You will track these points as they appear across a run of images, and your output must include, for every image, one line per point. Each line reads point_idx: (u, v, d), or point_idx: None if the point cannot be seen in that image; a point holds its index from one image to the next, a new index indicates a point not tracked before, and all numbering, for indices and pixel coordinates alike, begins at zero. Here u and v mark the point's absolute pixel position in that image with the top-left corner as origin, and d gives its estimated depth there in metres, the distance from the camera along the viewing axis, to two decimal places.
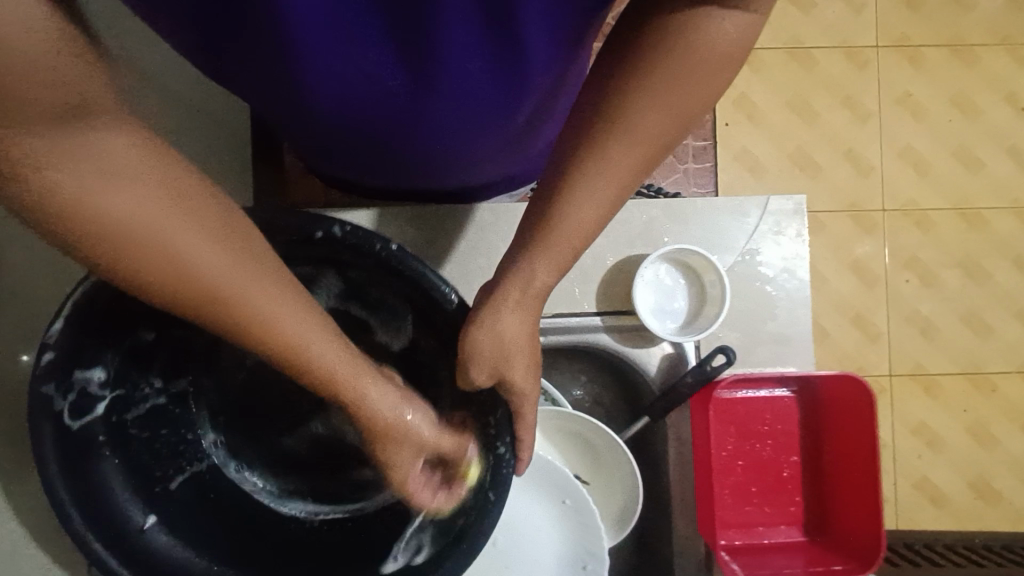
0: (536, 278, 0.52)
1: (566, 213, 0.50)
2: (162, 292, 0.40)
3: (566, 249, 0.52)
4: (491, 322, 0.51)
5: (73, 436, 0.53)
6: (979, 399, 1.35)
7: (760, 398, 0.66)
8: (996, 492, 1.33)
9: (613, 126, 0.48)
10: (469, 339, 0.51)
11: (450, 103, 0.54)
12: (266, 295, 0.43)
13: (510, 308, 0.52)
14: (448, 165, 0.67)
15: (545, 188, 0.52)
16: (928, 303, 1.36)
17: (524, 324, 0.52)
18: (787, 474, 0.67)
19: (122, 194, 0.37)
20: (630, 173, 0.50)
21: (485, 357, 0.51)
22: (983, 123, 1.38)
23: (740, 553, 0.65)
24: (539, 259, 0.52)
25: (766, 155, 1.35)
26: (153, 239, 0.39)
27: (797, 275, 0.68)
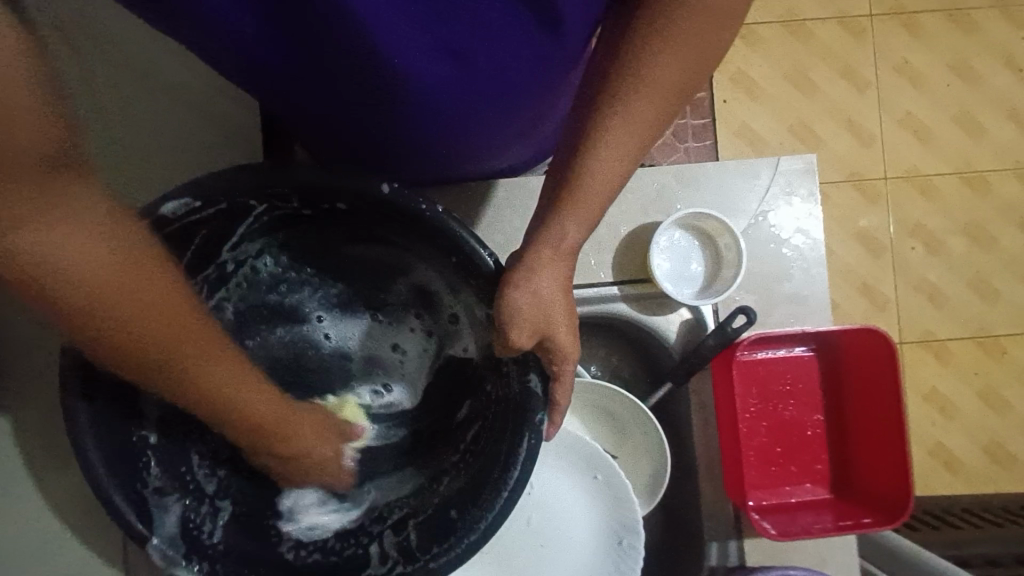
0: (568, 236, 0.53)
1: (592, 172, 0.51)
2: (135, 339, 0.40)
3: (595, 206, 0.53)
4: (527, 283, 0.51)
5: (109, 405, 0.54)
6: (990, 363, 1.35)
7: (779, 358, 0.67)
8: (1010, 454, 1.34)
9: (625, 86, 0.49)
10: (508, 299, 0.51)
11: (466, 95, 0.53)
12: (191, 323, 0.42)
13: (541, 272, 0.52)
14: (460, 162, 0.65)
15: (568, 153, 0.53)
16: (935, 270, 1.36)
17: (557, 282, 0.53)
18: (811, 433, 0.68)
19: (66, 246, 0.35)
20: (649, 125, 0.50)
21: (528, 318, 0.51)
22: (982, 87, 1.38)
23: (768, 512, 0.65)
24: (568, 218, 0.52)
25: (766, 129, 1.35)
26: (90, 293, 0.37)
27: (811, 235, 0.68)
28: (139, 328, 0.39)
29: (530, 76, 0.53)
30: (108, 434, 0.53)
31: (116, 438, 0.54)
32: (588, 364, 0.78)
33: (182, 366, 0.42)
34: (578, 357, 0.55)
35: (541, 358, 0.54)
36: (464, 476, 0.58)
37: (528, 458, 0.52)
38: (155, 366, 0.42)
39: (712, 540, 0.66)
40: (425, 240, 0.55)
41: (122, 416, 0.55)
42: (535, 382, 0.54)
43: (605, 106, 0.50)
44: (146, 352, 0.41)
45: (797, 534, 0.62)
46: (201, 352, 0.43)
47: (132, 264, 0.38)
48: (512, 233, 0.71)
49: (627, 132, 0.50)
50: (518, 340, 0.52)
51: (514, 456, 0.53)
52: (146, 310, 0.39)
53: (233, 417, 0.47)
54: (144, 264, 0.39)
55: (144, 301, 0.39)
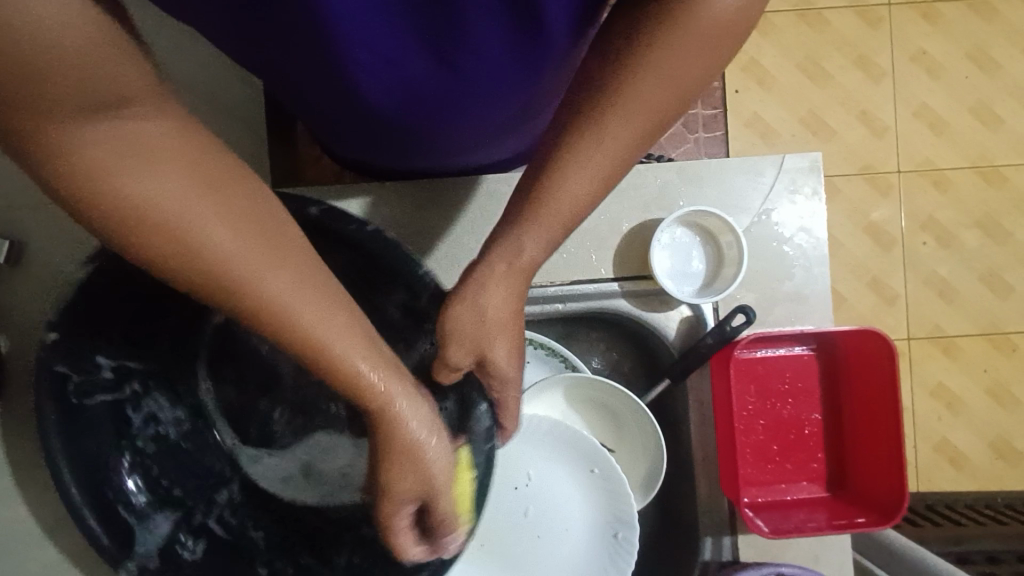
0: (524, 252, 0.53)
1: (562, 185, 0.51)
2: (156, 256, 0.39)
3: (560, 223, 0.52)
4: (471, 299, 0.52)
5: (83, 429, 0.56)
6: (999, 359, 1.34)
7: (778, 357, 0.67)
8: (1017, 452, 1.33)
9: (613, 100, 0.48)
10: (450, 317, 0.51)
11: (457, 88, 0.54)
12: (255, 258, 0.40)
13: (489, 287, 0.52)
14: (432, 153, 0.66)
15: (544, 160, 0.52)
16: (946, 265, 1.35)
17: (505, 297, 0.53)
18: (808, 431, 0.68)
19: (145, 175, 0.37)
20: (627, 146, 0.50)
21: (468, 336, 0.51)
22: (1001, 77, 1.35)
23: (762, 509, 0.66)
24: (528, 232, 0.52)
25: (777, 120, 1.33)
26: (141, 210, 0.37)
27: (813, 234, 0.67)
28: (161, 258, 0.39)
29: (526, 75, 0.54)
30: (81, 456, 0.55)
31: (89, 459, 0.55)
32: (587, 358, 0.78)
33: (229, 284, 0.40)
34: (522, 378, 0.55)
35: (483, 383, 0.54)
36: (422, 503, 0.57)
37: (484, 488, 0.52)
38: (214, 289, 0.40)
39: (707, 536, 0.67)
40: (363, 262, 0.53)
41: (95, 438, 0.57)
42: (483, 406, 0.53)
43: (587, 117, 0.49)
44: (204, 281, 0.40)
45: (790, 531, 0.63)
46: (270, 264, 0.41)
47: (209, 177, 0.39)
48: None
49: (611, 142, 0.49)
50: (454, 360, 0.52)
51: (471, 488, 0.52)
52: (218, 223, 0.39)
53: (329, 365, 0.44)
54: (221, 167, 0.40)
55: (193, 208, 0.38)
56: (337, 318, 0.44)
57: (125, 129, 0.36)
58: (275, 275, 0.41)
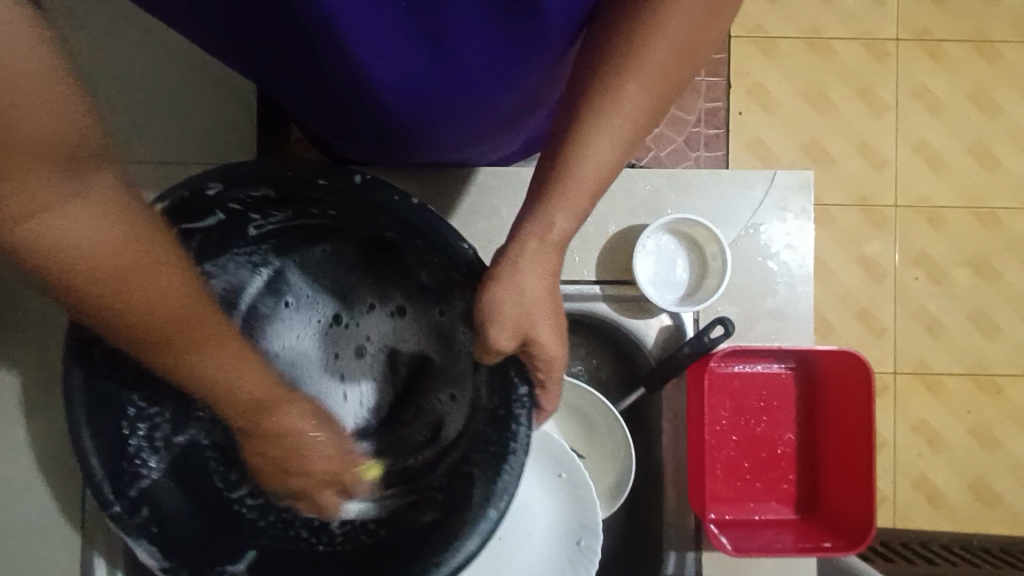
0: (555, 225, 0.51)
1: (583, 156, 0.49)
2: (118, 312, 0.38)
3: (584, 196, 0.51)
4: (508, 278, 0.50)
5: (108, 400, 0.55)
6: (983, 400, 1.33)
7: (755, 373, 0.66)
8: (996, 494, 1.32)
9: (620, 69, 0.47)
10: (489, 294, 0.50)
11: (473, 75, 0.52)
12: (184, 300, 0.40)
13: (530, 266, 0.51)
14: (431, 147, 0.64)
15: (558, 139, 0.51)
16: (936, 302, 1.34)
17: (540, 280, 0.52)
18: (781, 451, 0.67)
19: (79, 221, 0.34)
20: (642, 113, 0.49)
21: (511, 319, 0.50)
22: (1001, 119, 1.36)
23: (729, 527, 0.65)
24: (558, 208, 0.51)
25: (778, 145, 1.33)
26: (72, 260, 0.35)
27: (801, 252, 0.67)
28: (119, 308, 0.38)
29: (532, 65, 0.53)
30: (105, 433, 0.54)
31: (118, 441, 0.55)
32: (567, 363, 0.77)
33: (183, 349, 0.42)
34: (565, 357, 0.54)
35: (525, 364, 0.53)
36: (448, 488, 0.56)
37: (524, 445, 0.52)
38: (145, 334, 0.40)
39: (671, 549, 0.66)
40: (398, 227, 0.54)
41: (114, 406, 0.56)
42: (523, 391, 0.53)
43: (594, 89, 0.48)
44: (136, 329, 0.39)
45: (754, 551, 0.61)
46: (214, 338, 0.43)
47: (134, 256, 0.37)
48: (499, 223, 0.70)
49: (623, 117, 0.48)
50: (496, 341, 0.50)
51: (497, 470, 0.52)
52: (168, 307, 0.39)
53: (232, 390, 0.45)
54: (161, 252, 0.38)
55: (140, 268, 0.37)
56: (233, 350, 0.44)
57: (94, 224, 0.35)
58: (218, 351, 0.43)
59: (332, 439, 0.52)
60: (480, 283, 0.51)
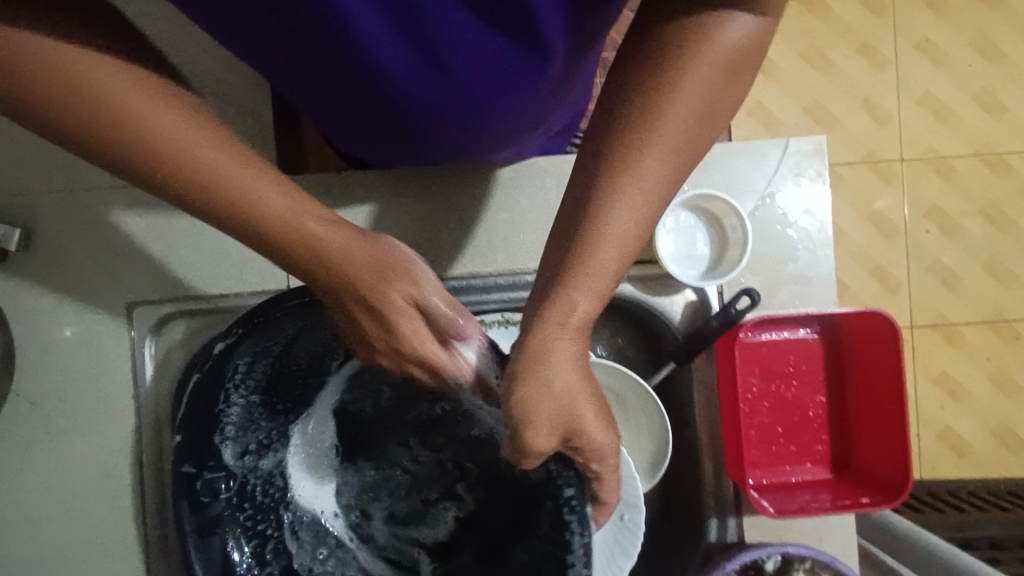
0: (577, 308, 0.46)
1: (606, 225, 0.46)
2: (138, 160, 0.42)
3: (606, 274, 0.47)
4: (539, 375, 0.45)
5: (210, 528, 0.54)
6: (1002, 348, 1.34)
7: (782, 339, 0.68)
8: (1020, 439, 1.33)
9: (640, 129, 0.45)
10: (519, 397, 0.45)
11: (493, 76, 0.53)
12: (188, 133, 0.42)
13: (563, 361, 0.46)
14: (452, 149, 0.65)
15: (577, 199, 0.48)
16: (950, 254, 1.35)
17: (573, 368, 0.47)
18: (812, 413, 0.69)
19: (111, 71, 0.40)
20: (662, 181, 0.47)
21: (547, 417, 0.45)
22: (1004, 65, 1.35)
23: (767, 490, 0.66)
24: (579, 289, 0.46)
25: (780, 108, 1.33)
26: (111, 115, 0.40)
27: (819, 218, 0.68)
28: (143, 162, 0.42)
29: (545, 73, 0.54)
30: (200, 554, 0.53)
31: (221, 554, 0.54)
32: (594, 345, 0.78)
33: (175, 177, 0.42)
34: (617, 443, 0.49)
35: (571, 461, 0.49)
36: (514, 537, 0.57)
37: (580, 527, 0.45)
38: (155, 170, 0.42)
39: (712, 518, 0.68)
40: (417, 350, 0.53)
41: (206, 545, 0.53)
42: (569, 493, 0.47)
43: (614, 149, 0.46)
44: (148, 167, 0.42)
45: (795, 512, 0.63)
46: (212, 139, 0.43)
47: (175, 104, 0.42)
48: (518, 213, 0.71)
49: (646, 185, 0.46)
50: (438, 357, 0.47)
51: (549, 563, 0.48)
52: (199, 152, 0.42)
53: (251, 223, 0.44)
54: (183, 106, 0.43)
55: (154, 112, 0.41)
56: (267, 184, 0.44)
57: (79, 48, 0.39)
58: (262, 187, 0.43)
59: (424, 300, 0.46)
60: (506, 377, 0.46)
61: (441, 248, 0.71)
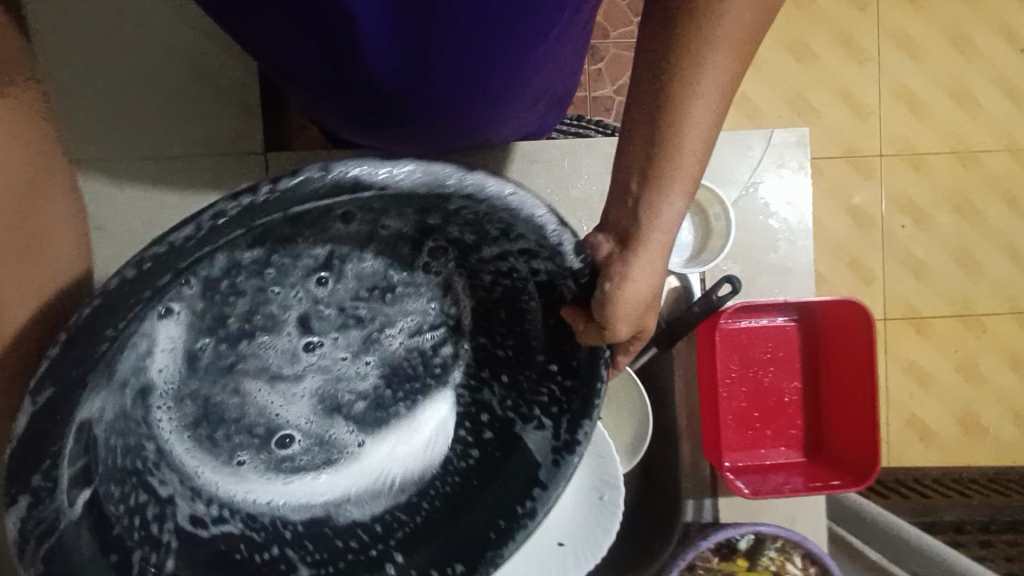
0: (667, 209, 0.47)
1: (683, 129, 0.45)
2: None
3: (691, 169, 0.47)
4: (631, 277, 0.47)
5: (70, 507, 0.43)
6: (970, 339, 1.39)
7: (760, 326, 0.69)
8: (984, 428, 1.38)
9: (711, 27, 0.42)
10: (619, 301, 0.46)
11: (482, 54, 0.53)
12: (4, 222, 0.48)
13: (640, 262, 0.47)
14: (454, 135, 0.65)
15: (647, 99, 0.45)
16: (923, 247, 1.38)
17: (655, 266, 0.48)
18: (788, 398, 0.71)
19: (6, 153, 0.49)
20: (734, 72, 0.44)
21: (637, 310, 0.47)
22: (980, 61, 1.38)
23: (743, 472, 0.69)
24: (669, 189, 0.47)
25: (763, 100, 1.35)
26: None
27: (799, 208, 0.69)
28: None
29: (532, 50, 0.55)
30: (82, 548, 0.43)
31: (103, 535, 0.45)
32: None
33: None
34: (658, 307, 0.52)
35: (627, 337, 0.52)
36: (528, 441, 0.54)
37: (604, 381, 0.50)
38: None
39: (688, 498, 0.70)
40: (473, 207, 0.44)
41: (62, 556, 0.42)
42: (608, 353, 0.51)
43: (686, 48, 0.43)
44: None
45: (768, 493, 0.65)
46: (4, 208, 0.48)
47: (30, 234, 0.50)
48: None
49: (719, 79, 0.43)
50: None
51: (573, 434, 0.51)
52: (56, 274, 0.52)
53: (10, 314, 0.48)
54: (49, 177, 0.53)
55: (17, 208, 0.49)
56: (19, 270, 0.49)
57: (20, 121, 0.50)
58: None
59: None
60: (601, 287, 0.47)
61: None
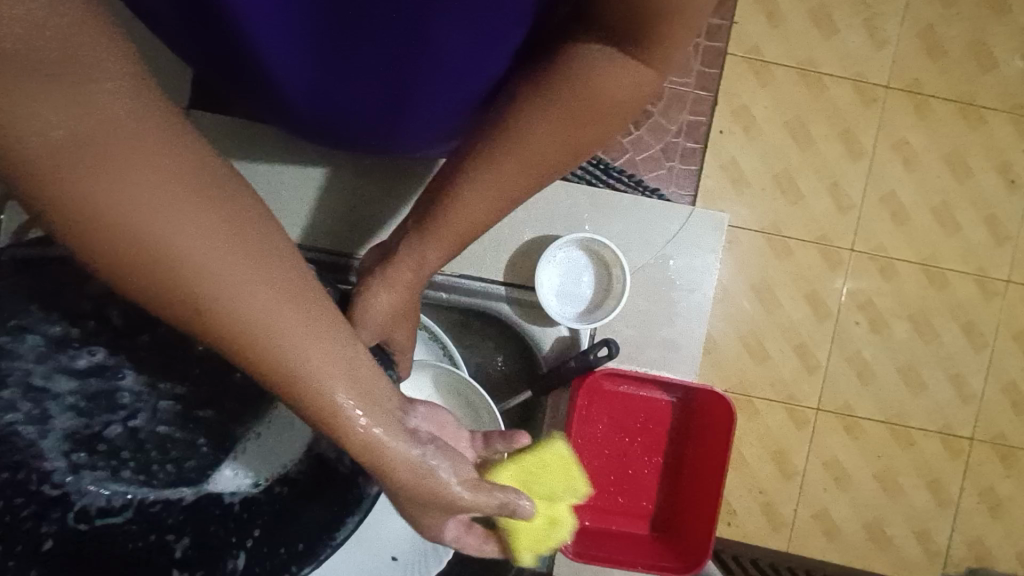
0: (427, 261, 0.62)
1: (459, 209, 0.59)
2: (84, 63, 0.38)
3: (454, 238, 0.61)
4: (374, 301, 0.61)
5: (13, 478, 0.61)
6: (895, 451, 1.40)
7: (635, 394, 0.70)
8: (888, 538, 1.39)
9: (507, 142, 0.56)
10: (359, 305, 0.61)
11: (386, 84, 0.57)
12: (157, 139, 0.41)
13: (384, 288, 0.62)
14: (370, 145, 0.69)
15: (450, 177, 0.60)
16: (872, 350, 1.39)
17: (403, 297, 0.63)
18: (648, 471, 0.72)
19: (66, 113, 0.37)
20: (517, 184, 0.58)
21: (371, 326, 0.61)
22: (971, 186, 1.39)
23: (584, 532, 0.69)
24: (428, 244, 0.62)
25: (751, 169, 1.35)
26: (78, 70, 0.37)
27: (701, 291, 0.69)
28: None
29: (446, 85, 0.58)
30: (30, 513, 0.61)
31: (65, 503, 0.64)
32: (493, 357, 0.77)
33: None
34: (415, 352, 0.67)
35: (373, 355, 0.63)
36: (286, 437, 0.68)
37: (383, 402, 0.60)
38: None
39: None
40: None
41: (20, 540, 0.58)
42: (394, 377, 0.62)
43: (485, 155, 0.57)
44: None
45: (598, 558, 0.65)
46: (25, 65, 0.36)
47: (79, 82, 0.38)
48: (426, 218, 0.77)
49: (498, 182, 0.58)
50: None
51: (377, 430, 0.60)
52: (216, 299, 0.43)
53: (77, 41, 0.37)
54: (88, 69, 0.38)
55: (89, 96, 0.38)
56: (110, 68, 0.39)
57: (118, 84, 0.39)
58: None
59: None
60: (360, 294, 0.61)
61: (342, 232, 0.77)
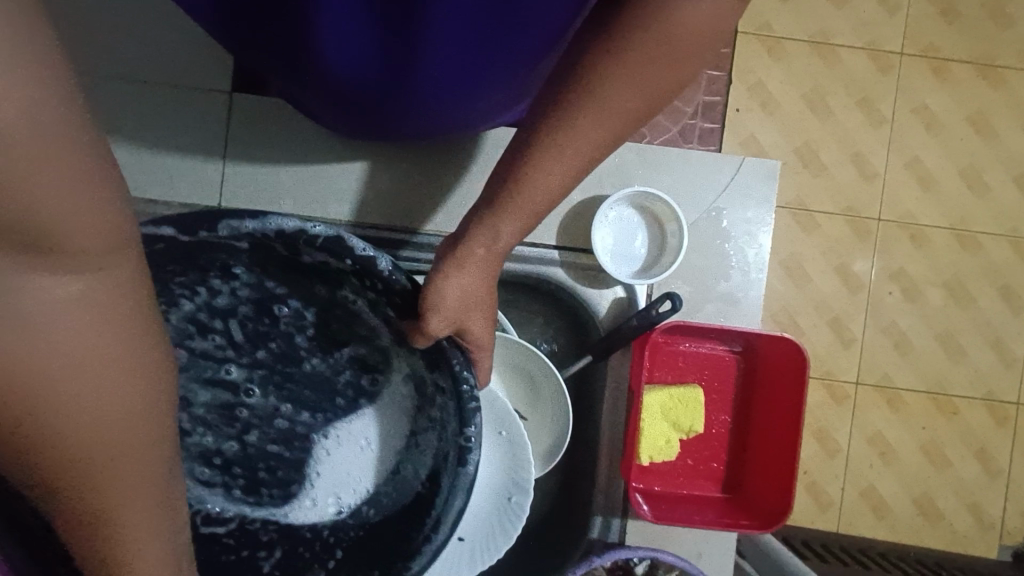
0: (501, 239, 0.60)
1: (534, 175, 0.58)
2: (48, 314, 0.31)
3: (531, 209, 0.59)
4: (445, 285, 0.57)
5: None
6: (940, 421, 1.36)
7: (698, 351, 0.69)
8: (939, 511, 1.35)
9: (582, 96, 0.54)
10: (435, 288, 0.57)
11: (459, 44, 0.58)
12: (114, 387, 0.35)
13: (456, 270, 0.59)
14: (428, 120, 0.68)
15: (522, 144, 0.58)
16: (908, 319, 1.36)
17: (480, 280, 0.60)
18: (715, 431, 0.70)
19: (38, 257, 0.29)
20: (594, 142, 0.56)
21: (448, 310, 0.57)
22: (997, 146, 1.37)
23: (654, 497, 0.67)
24: (503, 219, 0.60)
25: (771, 144, 1.34)
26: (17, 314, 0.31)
27: (758, 240, 0.68)
28: None
29: (518, 41, 0.58)
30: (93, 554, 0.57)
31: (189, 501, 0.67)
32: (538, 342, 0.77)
33: None
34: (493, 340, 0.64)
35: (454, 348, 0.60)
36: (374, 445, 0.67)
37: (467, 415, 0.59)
38: None
39: (597, 514, 0.68)
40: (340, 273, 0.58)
41: None
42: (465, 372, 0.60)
43: (558, 110, 0.55)
44: None
45: (672, 521, 0.63)
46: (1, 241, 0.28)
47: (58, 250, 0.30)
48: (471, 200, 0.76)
49: (576, 141, 0.55)
50: None
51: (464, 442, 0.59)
52: (129, 463, 0.37)
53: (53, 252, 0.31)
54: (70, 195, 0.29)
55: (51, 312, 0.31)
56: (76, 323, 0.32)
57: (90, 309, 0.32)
58: None
59: None
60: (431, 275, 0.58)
61: (397, 214, 0.77)
